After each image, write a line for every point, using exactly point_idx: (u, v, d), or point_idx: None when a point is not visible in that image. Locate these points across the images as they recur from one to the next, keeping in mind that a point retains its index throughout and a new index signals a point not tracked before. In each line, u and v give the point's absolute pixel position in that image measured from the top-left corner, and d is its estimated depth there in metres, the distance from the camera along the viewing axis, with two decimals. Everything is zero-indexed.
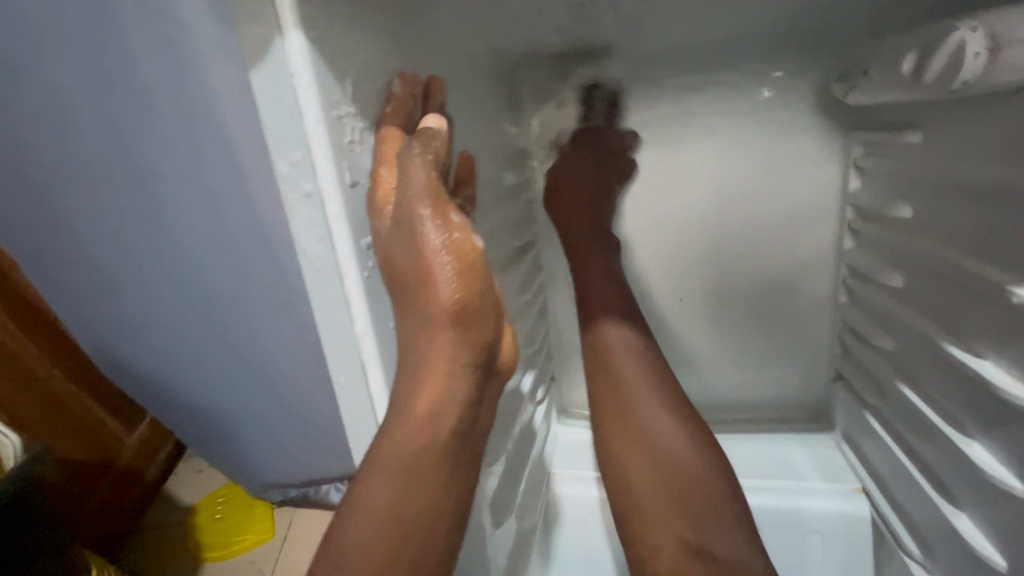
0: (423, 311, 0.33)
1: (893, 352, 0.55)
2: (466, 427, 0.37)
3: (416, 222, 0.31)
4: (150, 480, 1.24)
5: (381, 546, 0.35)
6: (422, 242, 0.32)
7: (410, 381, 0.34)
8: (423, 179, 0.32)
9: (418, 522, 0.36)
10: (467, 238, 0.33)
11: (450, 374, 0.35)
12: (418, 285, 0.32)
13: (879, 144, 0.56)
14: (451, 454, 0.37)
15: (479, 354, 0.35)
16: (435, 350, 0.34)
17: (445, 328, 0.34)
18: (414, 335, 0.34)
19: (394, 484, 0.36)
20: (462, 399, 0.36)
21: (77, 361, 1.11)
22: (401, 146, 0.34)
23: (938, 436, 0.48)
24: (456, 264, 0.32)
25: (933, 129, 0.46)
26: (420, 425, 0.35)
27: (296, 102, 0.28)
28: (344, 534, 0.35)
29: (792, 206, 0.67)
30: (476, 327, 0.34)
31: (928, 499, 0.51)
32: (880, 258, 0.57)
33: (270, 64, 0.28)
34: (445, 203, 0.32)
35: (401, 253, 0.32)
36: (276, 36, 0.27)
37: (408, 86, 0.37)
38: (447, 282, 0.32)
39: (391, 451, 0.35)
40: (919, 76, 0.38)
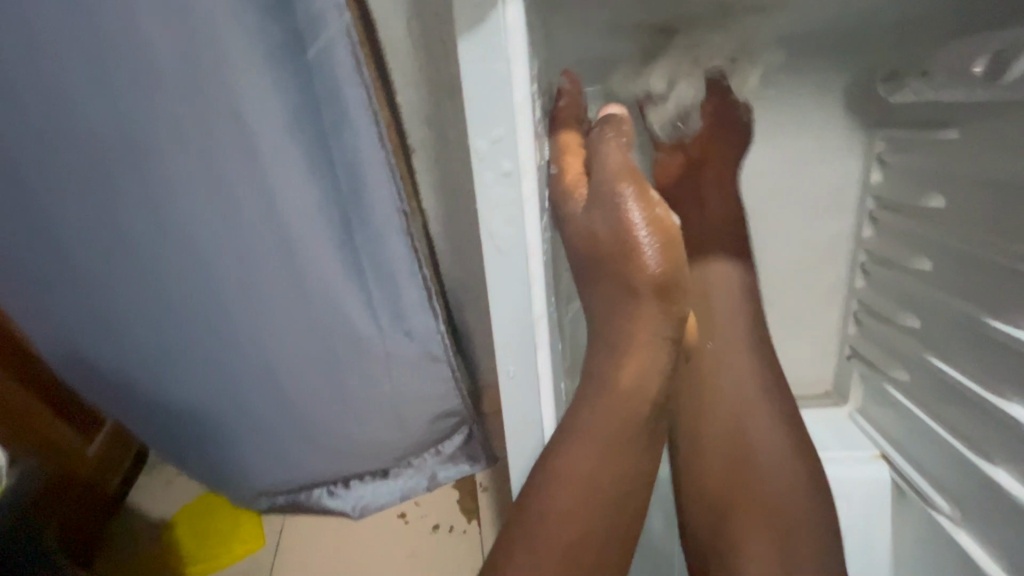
0: (626, 286, 0.36)
1: (920, 329, 0.61)
2: (662, 401, 0.38)
3: (620, 199, 0.35)
4: (114, 490, 1.14)
5: (579, 508, 0.36)
6: (626, 217, 0.35)
7: (612, 357, 0.37)
8: (618, 160, 0.37)
9: (617, 492, 0.37)
10: (665, 215, 0.36)
11: (652, 348, 0.37)
12: (623, 259, 0.36)
13: (907, 140, 0.61)
14: (646, 437, 0.38)
15: (675, 330, 0.37)
16: (639, 324, 0.36)
17: (648, 301, 0.36)
18: (615, 310, 0.37)
19: (602, 451, 0.37)
20: (662, 373, 0.37)
21: (34, 367, 0.99)
22: (598, 134, 0.40)
23: (969, 401, 0.54)
24: (659, 238, 0.35)
25: (976, 126, 0.51)
26: (626, 397, 0.37)
27: (508, 81, 0.30)
28: (538, 502, 0.36)
29: (816, 197, 0.72)
30: (675, 299, 0.36)
31: (956, 459, 0.57)
32: (906, 243, 0.63)
33: (487, 44, 0.29)
34: (644, 184, 0.36)
35: (602, 225, 0.36)
36: (499, 9, 0.28)
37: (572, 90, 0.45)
38: (652, 254, 0.35)
39: (598, 420, 0.37)
40: (991, 78, 0.42)
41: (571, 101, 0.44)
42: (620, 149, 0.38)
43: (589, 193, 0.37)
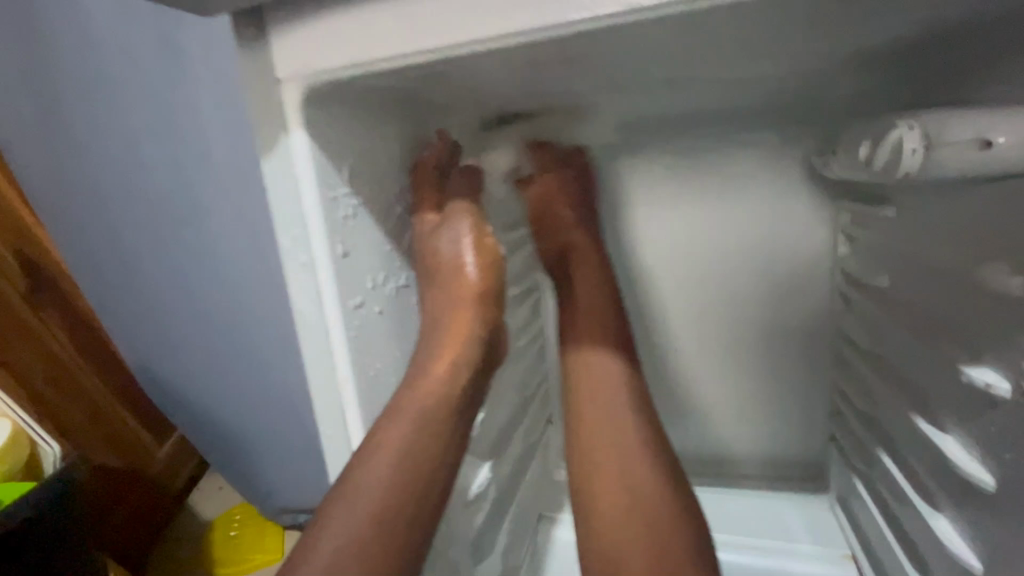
0: (453, 287, 0.43)
1: (875, 420, 0.55)
2: (476, 393, 0.42)
3: (456, 223, 0.45)
4: (177, 492, 1.31)
5: (393, 471, 0.37)
6: (459, 242, 0.44)
7: (431, 351, 0.42)
8: (462, 201, 0.46)
9: (428, 461, 0.38)
10: (490, 241, 0.45)
11: (469, 343, 0.42)
12: (452, 272, 0.44)
13: (862, 215, 0.58)
14: (460, 412, 0.41)
15: (490, 330, 0.43)
16: (459, 317, 0.42)
17: (468, 302, 0.43)
18: (441, 310, 0.43)
19: (417, 422, 0.39)
20: (475, 363, 0.42)
21: (122, 379, 1.21)
22: (452, 178, 0.48)
23: (914, 507, 0.48)
24: (481, 254, 0.44)
25: (903, 207, 0.48)
26: (440, 377, 0.40)
27: (296, 188, 0.34)
28: (355, 477, 0.38)
29: (787, 267, 0.70)
30: (489, 307, 0.44)
31: (908, 572, 0.50)
32: (864, 323, 0.59)
33: (280, 155, 0.34)
34: (479, 215, 0.46)
35: (442, 245, 0.45)
36: (284, 133, 0.33)
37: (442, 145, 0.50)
38: (472, 267, 0.44)
39: (414, 397, 0.39)
40: (870, 162, 0.41)
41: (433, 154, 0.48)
42: (468, 189, 0.47)
43: (439, 216, 0.46)
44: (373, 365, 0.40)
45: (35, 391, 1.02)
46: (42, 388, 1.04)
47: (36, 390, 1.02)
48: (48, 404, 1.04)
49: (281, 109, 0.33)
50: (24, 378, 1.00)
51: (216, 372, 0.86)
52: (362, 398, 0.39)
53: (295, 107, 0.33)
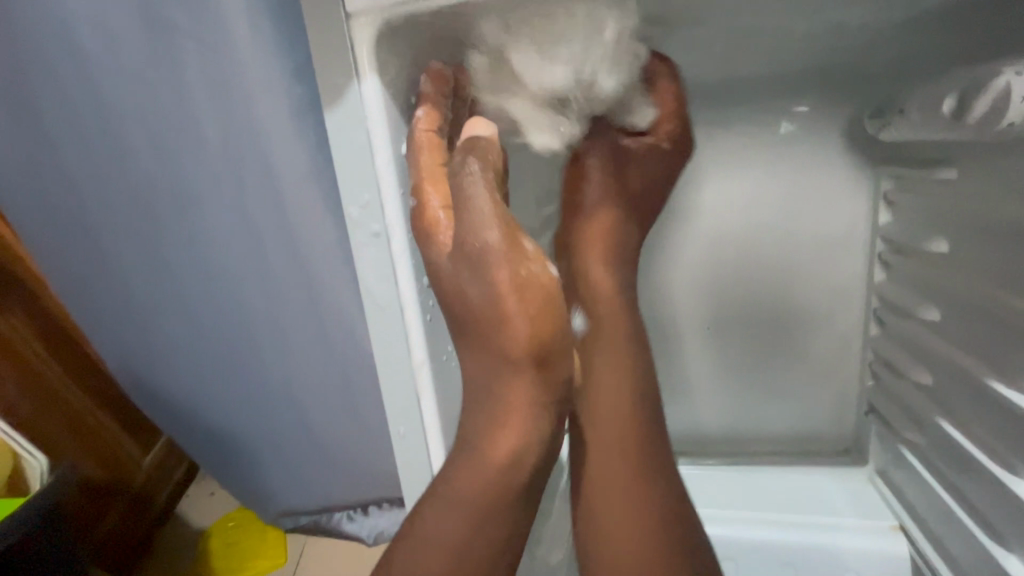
0: (498, 350, 0.32)
1: (929, 387, 0.54)
2: (543, 469, 0.36)
3: (485, 259, 0.31)
4: (161, 506, 1.22)
5: (447, 574, 0.34)
6: (493, 278, 0.31)
7: (487, 419, 0.34)
8: (488, 209, 0.32)
9: (486, 561, 0.35)
10: (539, 272, 0.32)
11: (530, 413, 0.34)
12: (493, 327, 0.32)
13: (910, 178, 0.57)
14: (518, 506, 0.35)
15: (557, 395, 0.34)
16: (514, 390, 0.33)
17: (523, 372, 0.33)
18: (489, 373, 0.34)
19: (470, 521, 0.35)
20: (539, 441, 0.35)
21: (102, 384, 1.12)
22: (459, 167, 0.33)
23: (981, 472, 0.47)
24: (534, 303, 0.31)
25: (971, 165, 0.47)
26: (496, 469, 0.34)
27: (367, 142, 0.30)
28: (407, 555, 0.35)
29: (823, 238, 0.68)
30: (554, 367, 0.33)
31: (972, 537, 0.49)
32: (914, 289, 0.57)
33: (348, 104, 0.30)
34: (517, 237, 0.32)
35: (471, 288, 0.32)
36: (353, 83, 0.30)
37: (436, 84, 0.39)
38: (523, 321, 0.31)
39: (465, 490, 0.35)
40: (959, 116, 0.39)
41: (430, 102, 0.38)
42: (488, 191, 0.33)
43: (454, 240, 0.32)
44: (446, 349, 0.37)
45: (8, 403, 0.94)
46: (15, 400, 0.95)
47: (9, 401, 0.94)
48: (21, 417, 0.96)
49: (350, 53, 0.29)
50: None
51: (217, 370, 0.80)
52: (438, 382, 0.35)
53: (366, 48, 0.29)
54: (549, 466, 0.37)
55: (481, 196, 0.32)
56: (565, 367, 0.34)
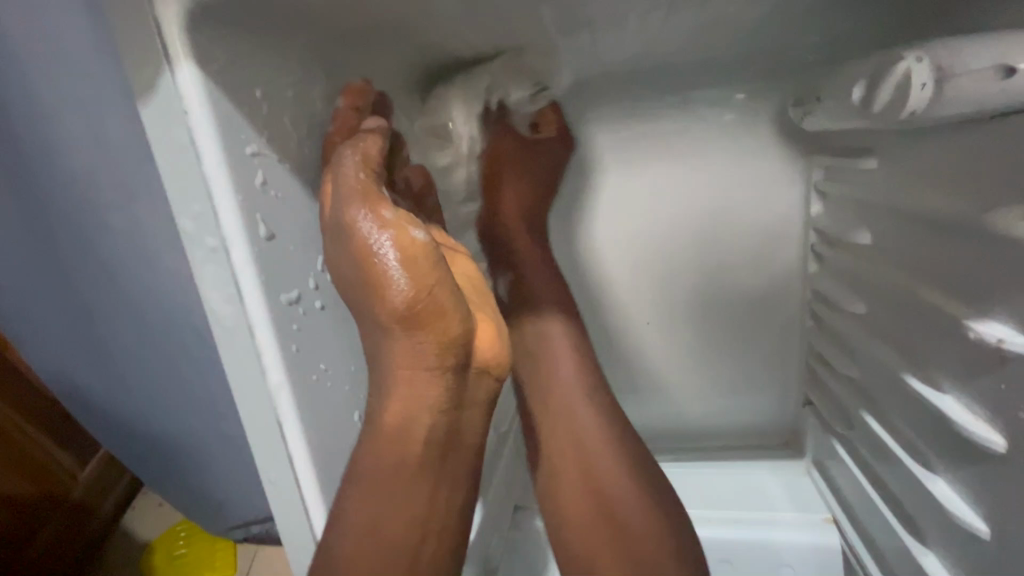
0: (377, 312, 0.31)
1: (857, 381, 0.54)
2: (449, 439, 0.34)
3: (352, 226, 0.31)
4: (106, 515, 1.12)
5: (366, 556, 0.33)
6: (361, 246, 0.30)
7: (382, 395, 0.34)
8: (354, 182, 0.32)
9: (407, 532, 0.34)
10: (404, 230, 0.30)
11: (424, 383, 0.33)
12: (367, 289, 0.31)
13: (837, 168, 0.56)
14: (432, 476, 0.34)
15: (452, 355, 0.32)
16: (404, 356, 0.32)
17: (402, 332, 0.31)
18: (379, 347, 0.33)
19: (382, 495, 0.33)
20: (440, 406, 0.33)
21: (33, 395, 1.01)
22: (336, 153, 0.34)
23: (903, 468, 0.47)
24: (401, 255, 0.30)
25: (888, 155, 0.45)
26: (398, 436, 0.33)
27: (190, 141, 0.27)
28: (330, 549, 0.33)
29: (759, 229, 0.67)
30: (435, 323, 0.31)
31: (896, 533, 0.49)
32: (842, 283, 0.56)
33: (162, 97, 0.26)
34: (377, 199, 0.31)
35: (342, 256, 0.31)
36: (168, 74, 0.26)
37: (352, 101, 0.37)
38: (395, 276, 0.30)
39: (369, 467, 0.34)
40: (868, 105, 0.37)
41: (342, 120, 0.36)
42: (361, 166, 0.33)
43: (331, 218, 0.32)
44: (316, 366, 0.33)
45: None
46: None
47: None
48: None
49: (158, 38, 0.25)
50: None
51: None
52: (304, 403, 0.32)
53: (180, 31, 0.25)
54: (466, 438, 0.35)
55: (348, 169, 0.33)
56: (462, 321, 0.32)
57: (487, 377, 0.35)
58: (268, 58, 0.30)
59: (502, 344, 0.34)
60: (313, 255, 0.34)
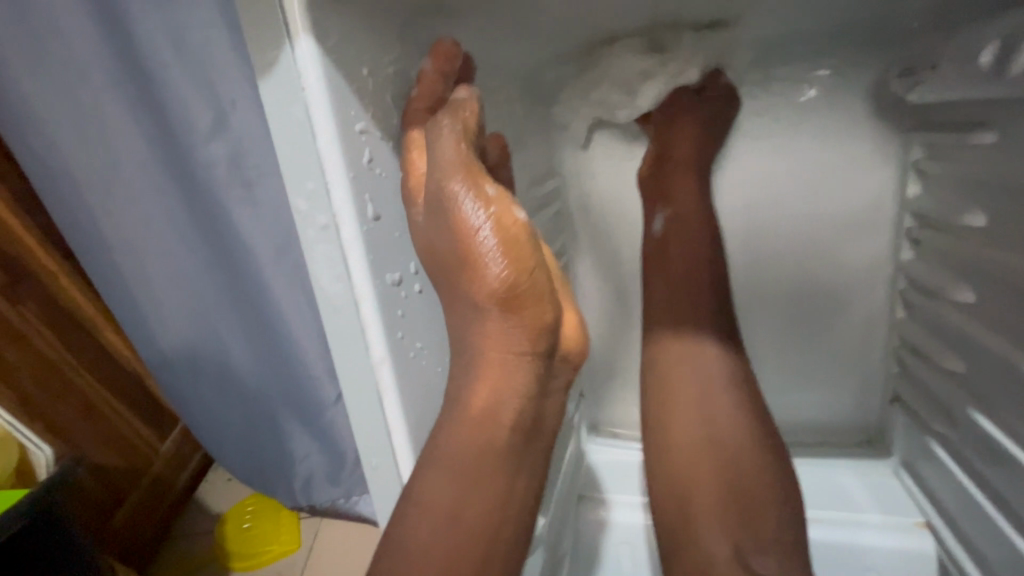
0: (473, 291, 0.31)
1: (962, 376, 0.49)
2: (531, 421, 0.34)
3: (453, 202, 0.31)
4: (181, 489, 1.19)
5: (445, 540, 0.32)
6: (462, 225, 0.30)
7: (468, 371, 0.33)
8: (453, 156, 0.31)
9: (487, 515, 0.33)
10: (506, 213, 0.31)
11: (510, 365, 0.32)
12: (463, 267, 0.31)
13: (942, 145, 0.51)
14: (513, 458, 0.34)
15: (541, 339, 0.32)
16: (494, 336, 0.32)
17: (496, 312, 0.32)
18: (468, 326, 0.33)
19: (463, 477, 0.32)
20: (527, 389, 0.33)
21: (122, 373, 1.08)
22: (429, 121, 0.33)
23: (1021, 471, 0.43)
24: (502, 238, 0.31)
25: (1012, 127, 0.41)
26: (485, 416, 0.33)
27: (306, 118, 0.27)
28: (403, 531, 0.32)
29: (847, 213, 0.63)
30: (530, 307, 0.31)
31: (1008, 541, 0.45)
32: (946, 269, 0.52)
33: (280, 72, 0.26)
34: (479, 177, 0.31)
35: (439, 232, 0.31)
36: (289, 48, 0.26)
37: (439, 63, 0.35)
38: (493, 259, 0.30)
39: (450, 446, 0.33)
40: (1002, 68, 0.34)
41: (426, 86, 0.35)
42: (459, 141, 0.32)
43: (426, 194, 0.32)
44: (413, 345, 0.34)
45: (21, 391, 0.90)
46: (29, 387, 0.91)
47: (22, 390, 0.90)
48: (36, 405, 0.92)
49: (279, 13, 0.25)
50: (8, 378, 0.88)
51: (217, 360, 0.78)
52: (402, 381, 0.33)
53: (298, 5, 0.25)
54: (547, 422, 0.35)
55: (448, 141, 0.32)
56: (552, 306, 0.33)
57: (563, 363, 0.36)
58: (367, 34, 0.30)
59: (580, 332, 0.35)
60: (409, 236, 0.34)
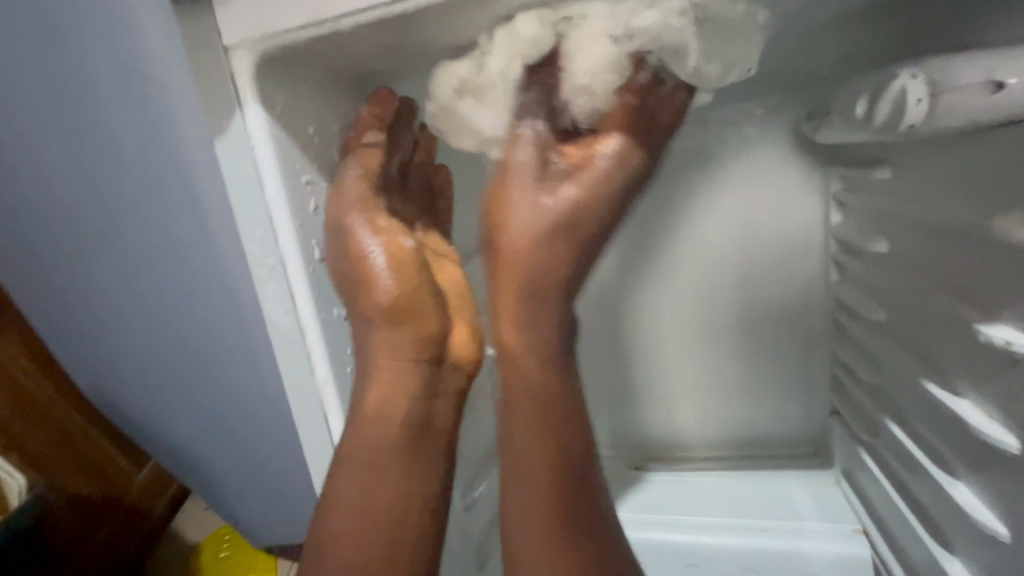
0: (359, 307, 0.35)
1: (881, 390, 0.54)
2: (424, 422, 0.37)
3: (345, 228, 0.35)
4: (157, 518, 1.18)
5: (357, 532, 0.36)
6: (352, 247, 0.35)
7: (361, 380, 0.37)
8: (354, 192, 0.35)
9: (399, 508, 0.37)
10: (393, 237, 0.36)
11: (396, 368, 0.36)
12: (353, 285, 0.35)
13: (855, 179, 0.57)
14: (409, 452, 0.37)
15: (426, 346, 0.36)
16: (382, 346, 0.36)
17: (385, 324, 0.35)
18: (363, 339, 0.37)
19: (372, 475, 0.36)
20: (416, 391, 0.37)
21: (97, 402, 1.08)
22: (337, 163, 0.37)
23: (927, 476, 0.47)
24: (389, 259, 0.35)
25: (902, 165, 0.46)
26: (376, 418, 0.36)
27: (256, 174, 0.31)
28: (324, 524, 0.37)
29: (779, 243, 0.67)
30: (416, 317, 0.36)
31: (924, 541, 0.49)
32: (864, 292, 0.57)
33: (232, 132, 0.31)
34: (374, 210, 0.36)
35: (334, 257, 0.35)
36: (239, 109, 0.30)
37: (379, 104, 0.38)
38: (381, 276, 0.34)
39: (357, 448, 0.36)
40: (870, 117, 0.39)
41: (364, 125, 0.38)
42: (360, 180, 0.36)
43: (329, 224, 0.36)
44: (357, 368, 0.38)
45: None
46: (4, 418, 0.92)
47: None
48: (10, 435, 0.92)
49: (231, 83, 0.30)
50: None
51: None
52: (346, 402, 0.37)
53: (248, 77, 0.30)
54: (442, 424, 0.38)
55: (349, 180, 0.36)
56: (438, 315, 0.37)
57: (460, 371, 0.39)
58: (312, 96, 0.34)
59: (473, 346, 0.39)
60: None
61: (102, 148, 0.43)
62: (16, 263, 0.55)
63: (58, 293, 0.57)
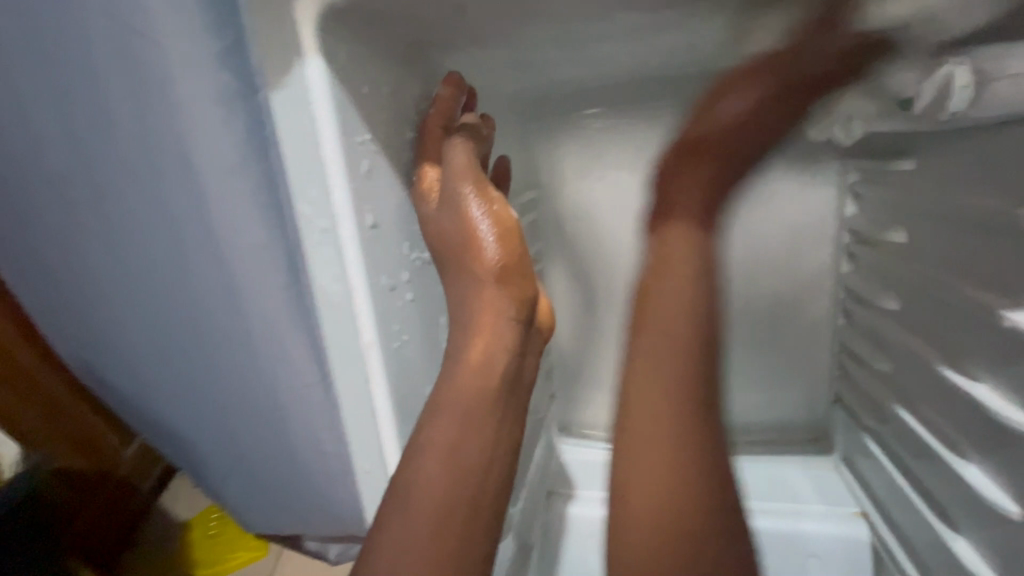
0: (470, 266, 0.43)
1: (888, 375, 0.56)
2: (513, 375, 0.43)
3: (461, 198, 0.43)
4: (144, 495, 1.16)
5: (445, 478, 0.39)
6: (466, 214, 0.43)
7: (463, 335, 0.42)
8: (464, 164, 0.44)
9: (482, 455, 0.40)
10: (501, 210, 0.44)
11: (497, 325, 0.42)
12: (467, 249, 0.43)
13: (872, 169, 0.58)
14: (502, 403, 0.42)
15: (523, 307, 0.43)
16: (484, 305, 0.42)
17: (493, 286, 0.43)
18: (465, 294, 0.43)
19: (462, 421, 0.40)
20: (509, 347, 0.43)
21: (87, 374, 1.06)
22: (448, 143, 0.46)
23: (934, 457, 0.48)
24: (498, 230, 0.43)
25: (929, 155, 0.47)
26: (480, 365, 0.41)
27: (312, 126, 0.37)
28: (409, 475, 0.39)
29: (790, 229, 0.69)
30: (515, 281, 0.43)
31: (928, 522, 0.50)
32: (875, 280, 0.59)
33: (294, 84, 0.36)
34: (483, 184, 0.44)
35: (450, 221, 0.43)
36: (300, 63, 0.36)
37: (451, 90, 0.48)
38: (489, 241, 0.43)
39: (454, 392, 0.41)
40: (907, 105, 0.40)
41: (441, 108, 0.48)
42: (469, 157, 0.45)
43: (439, 194, 0.45)
44: (398, 332, 0.43)
45: None
46: None
47: None
48: None
49: (294, 32, 0.36)
50: None
51: None
52: (385, 359, 0.41)
53: (310, 33, 0.36)
54: (524, 379, 0.44)
55: (460, 157, 0.44)
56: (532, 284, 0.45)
57: (539, 334, 0.47)
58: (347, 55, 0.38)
59: (550, 317, 0.48)
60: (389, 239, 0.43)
61: (124, 103, 0.41)
62: (16, 221, 0.53)
63: (61, 254, 0.54)
